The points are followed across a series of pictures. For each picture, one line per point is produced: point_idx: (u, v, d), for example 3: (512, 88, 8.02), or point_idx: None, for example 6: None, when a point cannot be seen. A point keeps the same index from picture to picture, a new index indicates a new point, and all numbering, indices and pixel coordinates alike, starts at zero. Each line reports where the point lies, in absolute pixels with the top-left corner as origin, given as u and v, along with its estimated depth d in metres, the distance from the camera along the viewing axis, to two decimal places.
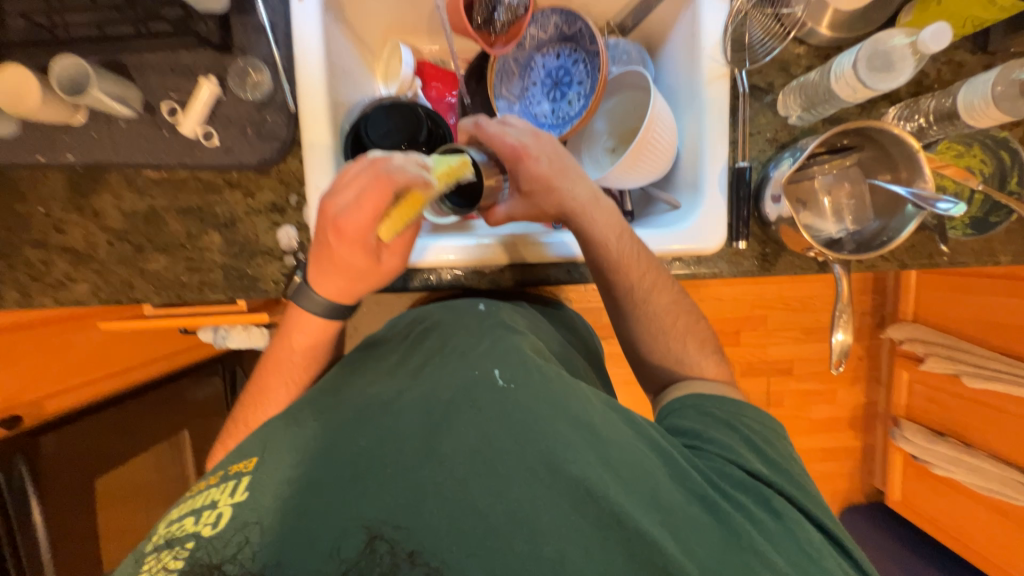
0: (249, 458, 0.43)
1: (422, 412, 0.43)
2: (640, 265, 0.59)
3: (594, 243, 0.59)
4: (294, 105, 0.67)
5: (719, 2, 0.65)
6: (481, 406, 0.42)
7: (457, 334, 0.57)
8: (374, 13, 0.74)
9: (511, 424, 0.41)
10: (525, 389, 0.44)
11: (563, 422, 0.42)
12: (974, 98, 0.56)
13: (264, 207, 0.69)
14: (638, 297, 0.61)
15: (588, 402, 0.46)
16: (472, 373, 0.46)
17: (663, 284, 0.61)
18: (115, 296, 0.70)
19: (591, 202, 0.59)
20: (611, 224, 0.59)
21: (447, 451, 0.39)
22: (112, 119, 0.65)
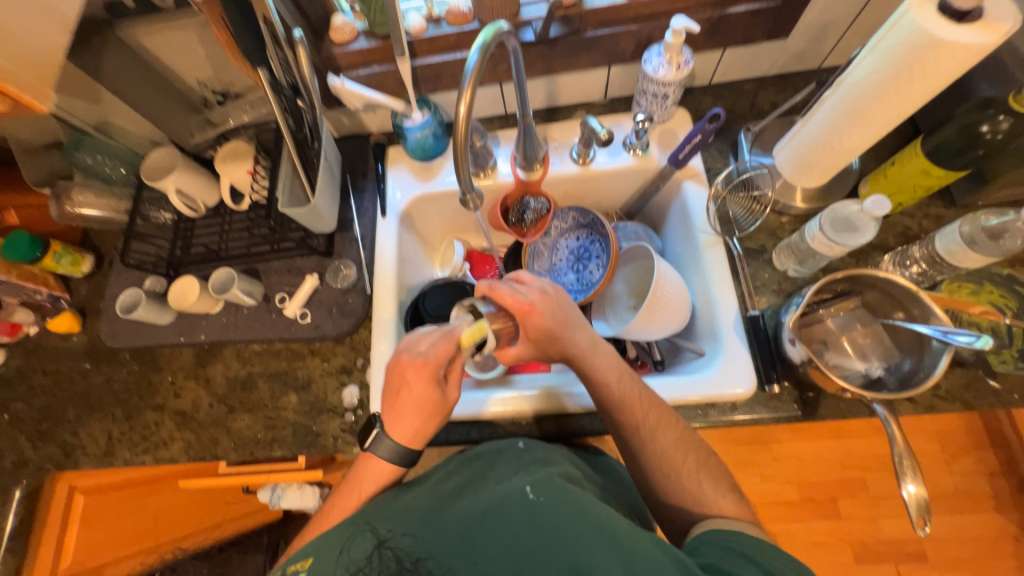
0: (303, 558, 0.52)
1: (467, 524, 0.52)
2: (644, 405, 0.61)
3: (596, 384, 0.64)
4: (370, 289, 0.86)
5: (701, 192, 0.81)
6: (513, 521, 0.51)
7: (500, 459, 0.61)
8: (436, 221, 0.98)
9: (541, 533, 0.49)
10: (553, 504, 0.51)
11: (586, 533, 0.48)
12: (951, 245, 0.62)
13: (336, 369, 0.82)
14: (645, 437, 0.60)
15: (613, 515, 0.49)
16: (509, 489, 0.53)
17: (667, 420, 0.61)
18: (202, 453, 0.80)
19: (590, 348, 0.65)
20: (610, 367, 0.64)
21: (483, 559, 0.49)
22: (239, 307, 0.86)
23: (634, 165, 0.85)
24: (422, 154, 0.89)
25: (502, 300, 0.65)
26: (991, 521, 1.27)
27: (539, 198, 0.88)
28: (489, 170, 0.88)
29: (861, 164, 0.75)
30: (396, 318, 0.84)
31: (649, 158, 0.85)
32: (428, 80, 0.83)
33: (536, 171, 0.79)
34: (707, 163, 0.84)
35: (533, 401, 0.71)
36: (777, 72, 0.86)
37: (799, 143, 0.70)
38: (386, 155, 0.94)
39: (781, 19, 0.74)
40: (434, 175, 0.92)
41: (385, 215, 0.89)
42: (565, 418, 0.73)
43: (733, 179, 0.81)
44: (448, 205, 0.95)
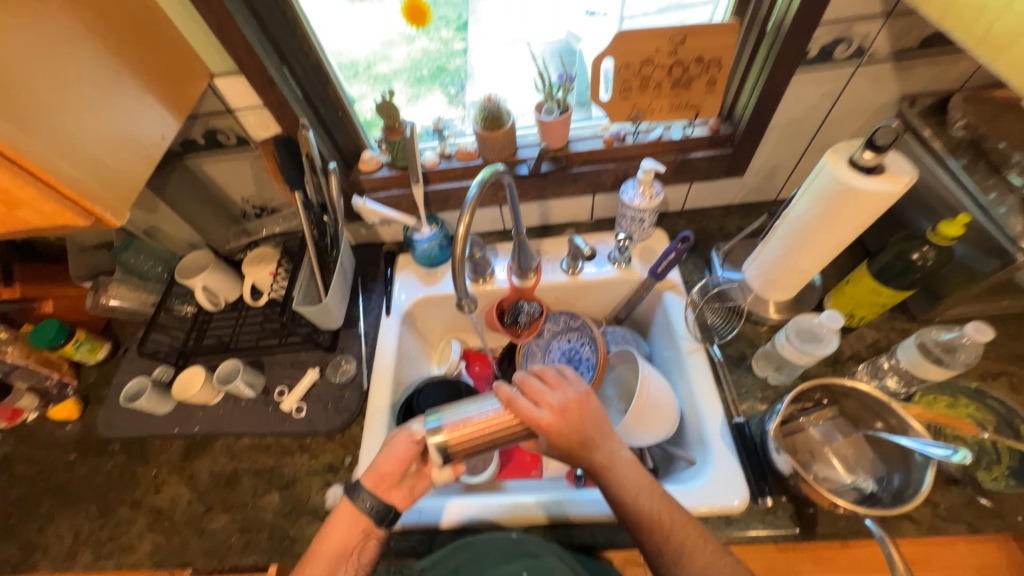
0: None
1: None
2: (667, 524, 0.58)
3: (618, 502, 0.61)
4: (367, 384, 0.88)
5: (680, 301, 0.88)
6: None
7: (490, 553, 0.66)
8: (436, 320, 1.05)
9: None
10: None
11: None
12: (911, 355, 0.66)
13: (322, 467, 0.81)
14: (671, 558, 0.57)
15: None
16: None
17: (696, 543, 0.57)
18: (169, 558, 0.76)
19: (612, 462, 0.61)
20: (631, 482, 0.60)
21: None
22: (238, 399, 0.89)
23: (619, 276, 0.94)
24: (428, 261, 0.99)
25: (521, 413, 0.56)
26: None
27: (532, 302, 0.94)
28: (488, 277, 0.97)
29: (823, 280, 0.83)
30: (388, 415, 0.85)
31: (631, 270, 0.94)
32: (437, 202, 0.96)
33: (530, 279, 0.88)
34: (684, 275, 0.92)
35: (521, 505, 0.70)
36: (739, 201, 0.99)
37: (762, 262, 0.79)
38: (396, 261, 1.05)
39: (736, 163, 0.88)
40: (437, 280, 1.00)
41: (388, 314, 0.96)
42: (553, 528, 0.70)
43: (709, 289, 0.88)
44: (448, 306, 1.02)
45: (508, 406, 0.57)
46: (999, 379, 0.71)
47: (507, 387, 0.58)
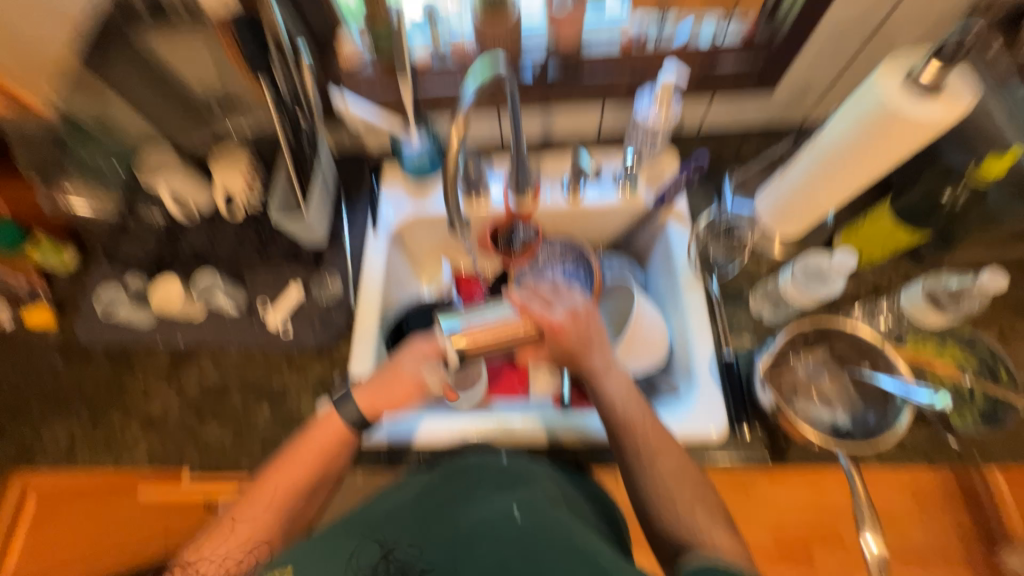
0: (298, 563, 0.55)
1: (458, 532, 0.56)
2: (647, 428, 0.63)
3: (606, 405, 0.64)
4: (354, 304, 0.86)
5: (683, 235, 0.84)
6: (500, 538, 0.54)
7: (485, 476, 0.62)
8: (426, 242, 1.00)
9: (526, 553, 0.52)
10: (539, 529, 0.54)
11: (559, 557, 0.52)
12: (913, 299, 0.70)
13: (312, 383, 0.82)
14: (644, 460, 0.61)
15: (588, 537, 0.54)
16: (497, 509, 0.57)
17: (668, 448, 0.62)
18: (166, 460, 0.78)
19: (606, 370, 0.65)
20: (620, 387, 0.65)
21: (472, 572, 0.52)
22: (221, 312, 0.86)
23: (623, 202, 0.88)
24: (417, 173, 0.92)
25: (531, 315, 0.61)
26: None
27: (528, 226, 0.89)
28: (482, 195, 0.91)
29: (836, 218, 0.79)
30: (377, 335, 0.84)
31: (637, 196, 0.88)
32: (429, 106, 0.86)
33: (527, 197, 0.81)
34: (692, 204, 0.87)
35: (511, 425, 0.73)
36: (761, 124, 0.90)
37: (782, 188, 0.74)
38: (383, 172, 0.96)
39: (767, 78, 0.78)
40: (428, 197, 0.94)
41: (376, 232, 0.92)
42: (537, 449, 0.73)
43: (717, 226, 0.84)
44: (439, 229, 0.96)
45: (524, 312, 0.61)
46: (990, 327, 0.71)
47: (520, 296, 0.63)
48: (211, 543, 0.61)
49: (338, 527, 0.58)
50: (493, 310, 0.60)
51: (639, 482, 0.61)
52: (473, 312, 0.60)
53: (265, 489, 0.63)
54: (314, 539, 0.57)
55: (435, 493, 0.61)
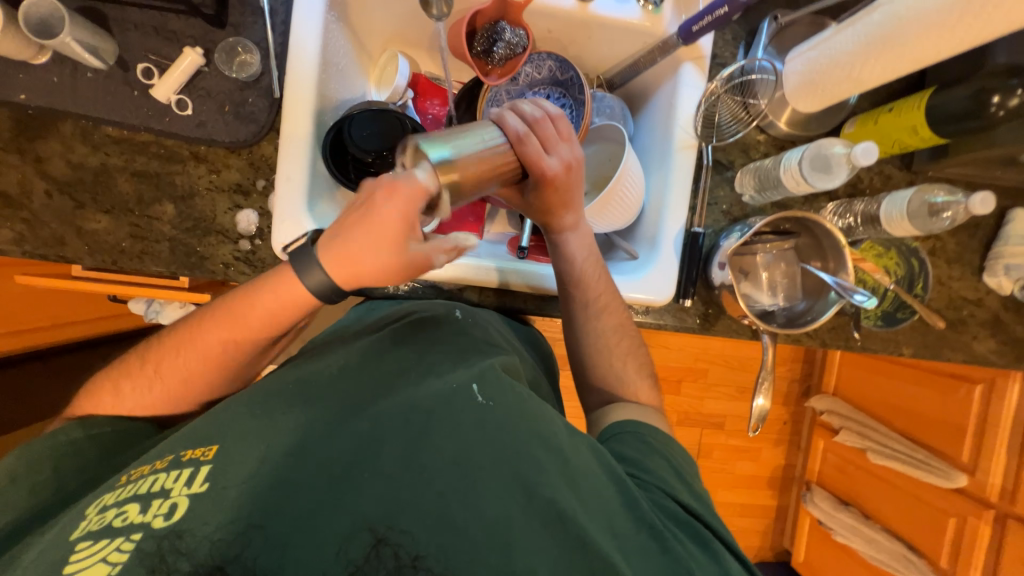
0: (208, 445, 0.43)
1: (403, 418, 0.44)
2: (600, 286, 0.62)
3: (565, 260, 0.63)
4: (279, 92, 0.66)
5: (696, 82, 0.71)
6: (459, 420, 0.44)
7: (435, 345, 0.54)
8: (377, 20, 0.75)
9: (489, 440, 0.43)
10: (503, 408, 0.45)
11: (537, 449, 0.43)
12: (893, 211, 0.66)
13: (227, 186, 0.67)
14: (590, 312, 0.63)
15: (554, 422, 0.47)
16: (451, 384, 0.47)
17: (615, 309, 0.63)
18: (42, 251, 0.65)
19: (575, 226, 0.61)
20: (583, 244, 0.62)
21: (426, 461, 0.41)
22: (79, 68, 0.62)
23: (639, 23, 0.70)
24: None
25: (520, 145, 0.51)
26: (777, 411, 1.70)
27: (517, 29, 0.69)
28: None
29: (856, 100, 0.71)
30: (312, 139, 0.67)
31: (658, 19, 0.70)
32: None
33: None
34: (715, 47, 0.72)
35: (461, 271, 0.67)
36: None
37: (821, 55, 0.61)
38: None
39: None
40: None
41: None
42: (490, 291, 0.71)
43: (735, 77, 0.71)
44: (397, 1, 0.71)
45: (511, 141, 0.50)
46: (928, 242, 0.74)
47: (514, 119, 0.51)
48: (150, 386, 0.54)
49: (258, 400, 0.47)
50: (479, 134, 0.48)
51: (577, 334, 0.64)
52: (459, 134, 0.46)
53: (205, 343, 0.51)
54: (226, 415, 0.46)
55: (378, 364, 0.51)
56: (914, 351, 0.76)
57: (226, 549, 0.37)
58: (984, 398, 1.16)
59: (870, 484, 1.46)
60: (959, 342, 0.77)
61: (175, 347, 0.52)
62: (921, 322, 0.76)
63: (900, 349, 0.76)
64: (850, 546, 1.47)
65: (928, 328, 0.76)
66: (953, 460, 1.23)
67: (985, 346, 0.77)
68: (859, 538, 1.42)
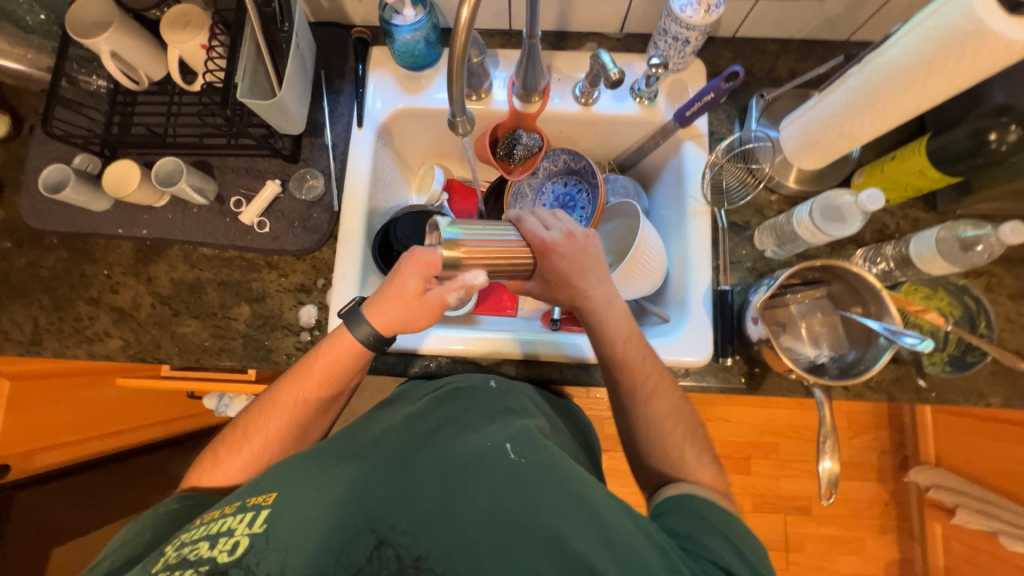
0: (268, 492, 0.46)
1: (440, 470, 0.46)
2: (644, 368, 0.62)
3: (604, 343, 0.63)
4: (338, 206, 0.79)
5: (699, 156, 0.78)
6: (492, 476, 0.45)
7: (469, 409, 0.56)
8: (417, 142, 0.91)
9: (521, 494, 0.44)
10: (536, 467, 0.46)
11: (568, 503, 0.44)
12: (924, 251, 0.65)
13: (293, 286, 0.77)
14: (641, 399, 0.62)
15: (586, 479, 0.47)
16: (485, 442, 0.49)
17: (665, 390, 0.62)
18: (142, 354, 0.76)
19: (608, 308, 0.62)
20: (619, 328, 0.62)
21: (462, 512, 0.43)
22: (188, 205, 0.78)
23: (639, 115, 0.80)
24: (410, 61, 0.80)
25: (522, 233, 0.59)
26: (871, 490, 1.47)
27: (532, 134, 0.82)
28: (483, 93, 0.80)
29: (860, 154, 0.74)
30: (364, 242, 0.78)
31: (655, 110, 0.80)
32: None
33: (534, 102, 0.76)
34: (712, 125, 0.80)
35: (498, 343, 0.72)
36: (803, 37, 0.80)
37: (810, 119, 0.67)
38: (368, 54, 0.83)
39: None
40: (422, 89, 0.82)
41: (360, 126, 0.80)
42: (526, 363, 0.74)
43: (734, 147, 0.78)
44: (433, 125, 0.87)
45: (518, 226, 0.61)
46: (979, 279, 0.71)
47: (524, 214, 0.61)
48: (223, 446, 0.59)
49: (312, 452, 0.50)
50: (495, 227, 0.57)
51: (631, 421, 0.63)
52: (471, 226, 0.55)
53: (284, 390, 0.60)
54: (287, 465, 0.48)
55: (420, 421, 0.54)
56: (1002, 400, 0.68)
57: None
58: None
59: None
60: None
61: (252, 409, 0.60)
62: (1000, 366, 0.69)
63: (984, 397, 0.68)
64: None
65: (1011, 372, 0.69)
66: None
67: None
68: None
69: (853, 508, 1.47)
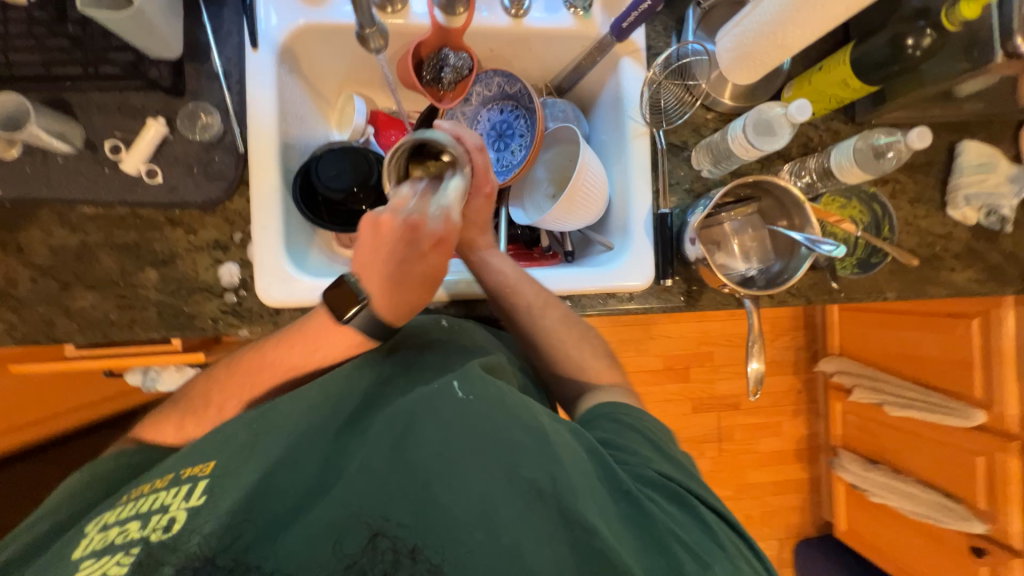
0: (206, 463, 0.46)
1: (387, 424, 0.46)
2: (530, 287, 0.65)
3: (490, 276, 0.66)
4: (243, 146, 0.68)
5: (637, 72, 0.75)
6: (439, 417, 0.45)
7: (422, 356, 0.57)
8: (329, 67, 0.79)
9: (470, 432, 0.44)
10: (483, 403, 0.46)
11: (516, 432, 0.45)
12: (843, 161, 0.69)
13: (206, 244, 0.69)
14: (535, 314, 0.65)
15: (534, 407, 0.48)
16: (432, 385, 0.48)
17: (551, 305, 0.66)
18: (33, 336, 0.66)
19: (490, 247, 0.67)
20: (503, 259, 0.67)
21: (412, 456, 0.43)
22: (50, 155, 0.65)
23: (573, 28, 0.74)
24: None
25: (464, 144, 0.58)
26: (788, 382, 1.69)
27: (459, 53, 0.74)
28: (398, 4, 0.70)
29: (790, 65, 0.74)
30: (281, 188, 0.69)
31: (590, 22, 0.74)
32: None
33: (460, 15, 0.69)
34: (649, 38, 0.76)
35: (444, 285, 0.69)
36: None
37: (745, 29, 0.65)
38: None
39: None
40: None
41: (255, 47, 0.68)
42: (475, 303, 0.73)
43: (672, 63, 0.75)
44: (344, 44, 0.75)
45: (469, 151, 0.58)
46: (886, 185, 0.77)
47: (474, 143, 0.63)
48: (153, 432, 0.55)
49: (252, 418, 0.48)
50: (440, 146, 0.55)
51: (534, 341, 0.65)
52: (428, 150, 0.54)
53: (232, 378, 0.55)
54: (225, 432, 0.48)
55: (367, 379, 0.53)
56: (897, 293, 0.78)
57: (221, 548, 0.40)
58: (982, 331, 1.16)
59: (895, 439, 1.43)
60: (938, 276, 0.78)
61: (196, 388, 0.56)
62: (898, 264, 0.77)
63: (883, 293, 0.77)
64: (887, 505, 1.44)
65: (906, 269, 0.78)
66: (966, 397, 1.23)
67: (964, 276, 0.79)
68: (894, 495, 1.39)
69: (773, 399, 1.70)
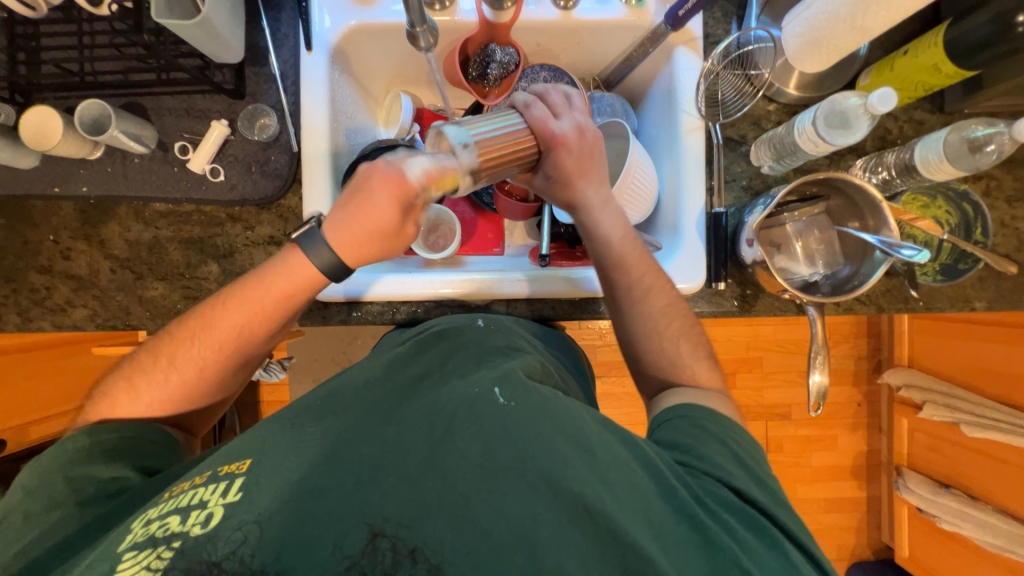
0: (242, 461, 0.46)
1: (426, 422, 0.47)
2: (640, 265, 0.63)
3: (597, 238, 0.64)
4: (297, 145, 0.71)
5: (692, 62, 0.71)
6: (481, 420, 0.45)
7: (457, 354, 0.58)
8: (378, 66, 0.80)
9: (512, 439, 0.44)
10: (525, 409, 0.46)
11: (562, 445, 0.44)
12: (929, 155, 0.62)
13: (262, 239, 0.72)
14: (638, 296, 0.63)
15: (582, 421, 0.47)
16: (474, 389, 0.49)
17: (661, 288, 0.64)
18: (112, 322, 0.71)
19: (602, 204, 0.63)
20: (615, 225, 0.63)
21: (451, 463, 0.43)
22: (127, 156, 0.70)
23: (625, 19, 0.71)
24: None
25: (530, 117, 0.57)
26: (847, 393, 1.57)
27: (506, 49, 0.73)
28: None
29: (867, 50, 0.68)
30: (332, 185, 0.71)
31: (643, 12, 0.71)
32: None
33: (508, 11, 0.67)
34: (707, 26, 0.72)
35: (484, 284, 0.69)
36: None
37: (818, 11, 0.59)
38: None
39: None
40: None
41: (310, 48, 0.70)
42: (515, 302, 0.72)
43: (731, 52, 0.71)
44: (393, 43, 0.76)
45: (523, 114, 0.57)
46: (979, 182, 0.69)
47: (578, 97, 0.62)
48: (184, 385, 0.58)
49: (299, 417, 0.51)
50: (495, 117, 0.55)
51: (626, 326, 0.65)
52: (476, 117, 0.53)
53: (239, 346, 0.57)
54: (262, 434, 0.49)
55: (402, 371, 0.56)
56: (988, 305, 0.69)
57: (243, 560, 0.39)
58: None
59: (972, 462, 1.30)
60: None
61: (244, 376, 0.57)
62: (989, 272, 0.69)
63: (970, 303, 0.69)
64: (960, 534, 1.30)
65: (999, 277, 0.69)
66: None
67: None
68: (969, 524, 1.26)
69: (828, 410, 1.59)
